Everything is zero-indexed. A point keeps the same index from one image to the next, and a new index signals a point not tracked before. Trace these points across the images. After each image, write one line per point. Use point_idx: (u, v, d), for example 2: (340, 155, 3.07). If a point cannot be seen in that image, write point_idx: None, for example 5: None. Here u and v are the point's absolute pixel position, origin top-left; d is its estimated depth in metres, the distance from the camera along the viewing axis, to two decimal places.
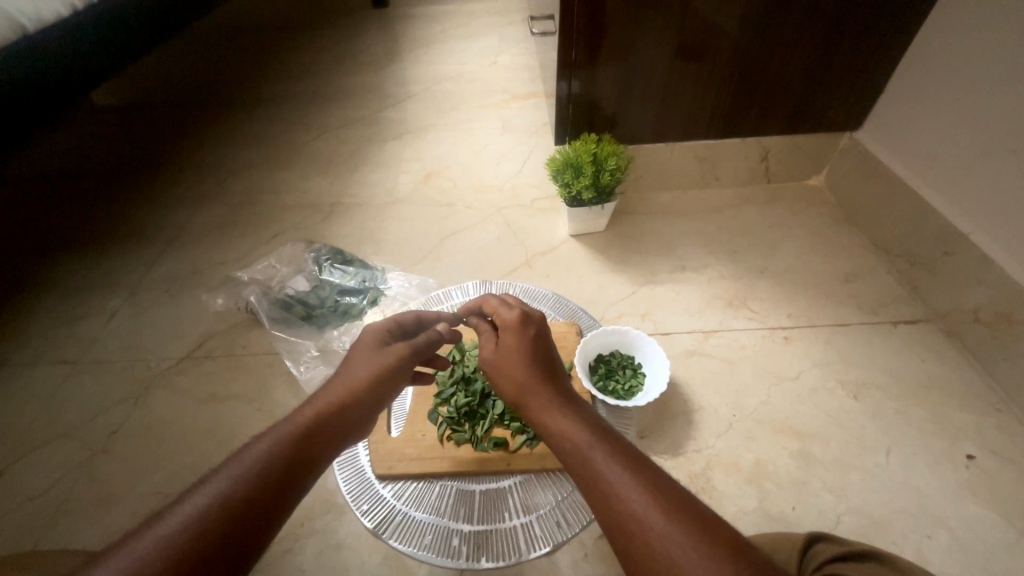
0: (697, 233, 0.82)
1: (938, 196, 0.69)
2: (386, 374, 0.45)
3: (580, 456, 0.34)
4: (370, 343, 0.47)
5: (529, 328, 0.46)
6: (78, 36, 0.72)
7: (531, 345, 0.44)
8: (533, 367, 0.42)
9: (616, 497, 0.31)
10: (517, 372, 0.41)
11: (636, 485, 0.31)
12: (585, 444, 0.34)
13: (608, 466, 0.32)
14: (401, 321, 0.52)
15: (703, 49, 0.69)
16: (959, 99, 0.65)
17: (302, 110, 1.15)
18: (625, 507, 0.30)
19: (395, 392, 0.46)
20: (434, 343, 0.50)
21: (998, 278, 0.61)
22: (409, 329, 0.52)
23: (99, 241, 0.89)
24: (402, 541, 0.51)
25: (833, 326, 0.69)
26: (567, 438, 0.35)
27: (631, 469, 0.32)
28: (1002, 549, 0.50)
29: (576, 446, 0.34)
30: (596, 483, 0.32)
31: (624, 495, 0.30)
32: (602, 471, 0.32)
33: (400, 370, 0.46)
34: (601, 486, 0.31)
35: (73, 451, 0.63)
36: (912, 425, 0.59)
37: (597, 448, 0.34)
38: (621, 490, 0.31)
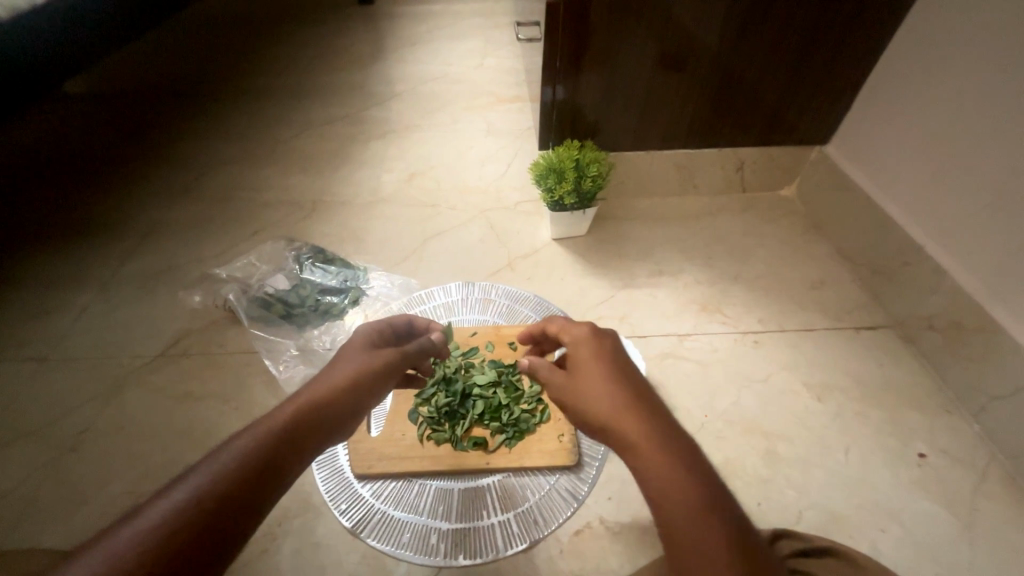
0: (673, 239, 0.85)
1: (900, 209, 0.72)
2: (371, 374, 0.45)
3: (668, 492, 0.31)
4: (356, 344, 0.48)
5: (606, 339, 0.43)
6: (53, 25, 0.71)
7: (613, 357, 0.41)
8: (616, 380, 0.39)
9: (706, 554, 0.29)
10: (600, 384, 0.39)
11: (730, 546, 0.29)
12: (677, 480, 0.32)
13: (704, 514, 0.30)
14: (392, 323, 0.53)
15: (683, 60, 0.71)
16: (920, 117, 0.68)
17: (285, 106, 1.14)
18: (715, 564, 0.28)
19: (384, 391, 0.46)
20: (423, 349, 0.52)
21: (951, 288, 0.64)
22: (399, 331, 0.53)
23: (70, 235, 0.87)
24: (380, 540, 0.52)
25: (800, 331, 0.71)
26: (655, 465, 0.33)
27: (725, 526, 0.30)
28: (947, 542, 0.53)
29: (661, 478, 0.32)
30: (682, 532, 0.30)
31: (718, 554, 0.28)
32: (691, 518, 0.30)
33: (387, 371, 0.46)
34: (689, 533, 0.30)
35: (41, 449, 0.61)
36: (871, 426, 0.62)
37: (687, 486, 0.31)
38: (712, 549, 0.29)
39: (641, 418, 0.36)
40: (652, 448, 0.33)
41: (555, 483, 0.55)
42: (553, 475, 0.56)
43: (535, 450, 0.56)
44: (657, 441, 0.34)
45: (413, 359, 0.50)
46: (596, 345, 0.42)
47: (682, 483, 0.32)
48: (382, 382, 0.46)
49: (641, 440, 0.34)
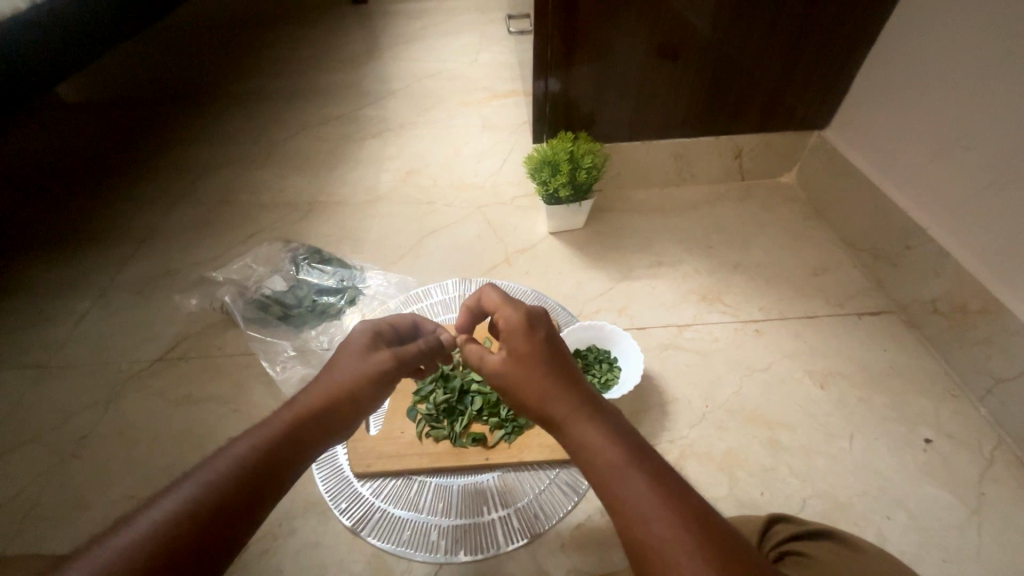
0: (672, 229, 0.84)
1: (901, 192, 0.71)
2: (372, 379, 0.44)
3: (611, 486, 0.31)
4: (354, 346, 0.46)
5: (533, 326, 0.41)
6: (44, 30, 0.71)
7: (547, 348, 0.39)
8: (552, 371, 0.37)
9: (657, 544, 0.28)
10: (533, 379, 0.37)
11: (677, 529, 0.28)
12: (619, 470, 0.31)
13: (646, 502, 0.30)
14: (395, 323, 0.51)
15: (677, 48, 0.70)
16: (919, 97, 0.67)
17: (280, 107, 1.13)
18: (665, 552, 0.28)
19: (386, 395, 0.45)
20: (431, 350, 0.50)
21: (954, 269, 0.63)
22: (406, 333, 0.52)
23: (68, 241, 0.87)
24: (380, 537, 0.52)
25: (802, 319, 0.71)
26: (599, 460, 0.32)
27: (675, 507, 0.29)
28: (954, 527, 0.52)
29: (606, 472, 0.31)
30: (630, 523, 0.29)
31: (667, 543, 0.28)
32: (635, 508, 0.30)
33: (390, 375, 0.45)
34: (639, 524, 0.29)
35: (41, 456, 0.61)
36: (875, 412, 0.61)
37: (633, 474, 0.31)
38: (661, 537, 0.28)
39: (582, 411, 0.35)
40: (594, 440, 0.33)
41: (556, 477, 0.55)
42: (553, 469, 0.56)
43: (534, 445, 0.56)
44: (597, 435, 0.33)
45: (418, 360, 0.48)
46: (526, 336, 0.40)
47: (627, 472, 0.31)
48: (385, 383, 0.45)
49: (581, 433, 0.34)
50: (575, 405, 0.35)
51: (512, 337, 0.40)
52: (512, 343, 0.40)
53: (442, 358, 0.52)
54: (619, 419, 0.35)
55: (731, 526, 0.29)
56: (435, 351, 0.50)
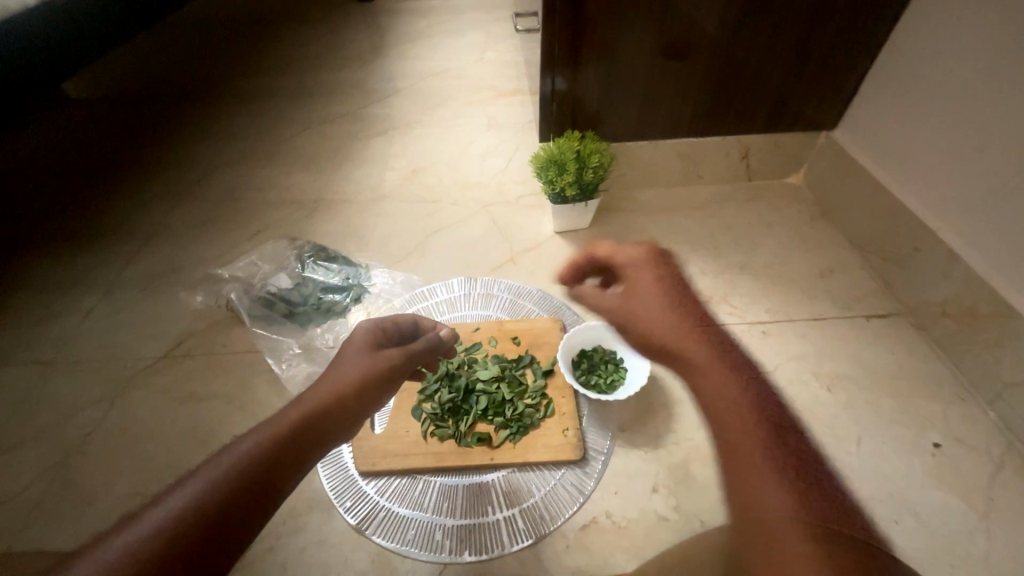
0: (678, 230, 0.83)
1: (910, 194, 0.70)
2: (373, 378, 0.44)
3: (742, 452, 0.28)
4: (358, 346, 0.47)
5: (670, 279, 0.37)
6: (50, 25, 0.71)
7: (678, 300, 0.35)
8: (683, 322, 0.34)
9: (782, 523, 0.25)
10: (665, 324, 0.33)
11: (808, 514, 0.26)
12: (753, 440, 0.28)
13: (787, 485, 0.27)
14: (397, 322, 0.52)
15: (686, 47, 0.70)
16: (929, 98, 0.66)
17: (285, 105, 1.13)
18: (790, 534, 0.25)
19: (391, 391, 0.46)
20: (431, 348, 0.52)
21: (964, 273, 0.63)
22: (405, 331, 0.53)
23: (74, 238, 0.87)
24: (385, 536, 0.52)
25: (809, 321, 0.70)
26: (731, 424, 0.29)
27: (807, 492, 0.27)
28: (963, 532, 0.52)
29: (737, 435, 0.29)
30: (757, 494, 0.26)
31: (795, 524, 0.25)
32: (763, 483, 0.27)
33: (392, 372, 0.46)
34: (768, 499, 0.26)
35: (47, 452, 0.62)
36: (883, 415, 0.61)
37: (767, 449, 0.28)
38: (790, 519, 0.25)
39: (716, 367, 0.31)
40: (729, 402, 0.30)
41: (560, 478, 0.55)
42: (558, 470, 0.56)
43: (539, 445, 0.56)
44: (731, 397, 0.30)
45: (418, 358, 0.50)
46: (655, 283, 0.36)
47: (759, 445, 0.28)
48: (385, 381, 0.45)
49: (714, 389, 0.30)
50: (707, 360, 0.32)
51: (640, 280, 0.36)
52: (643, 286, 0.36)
53: (439, 351, 0.55)
54: (752, 387, 0.32)
55: (856, 526, 0.27)
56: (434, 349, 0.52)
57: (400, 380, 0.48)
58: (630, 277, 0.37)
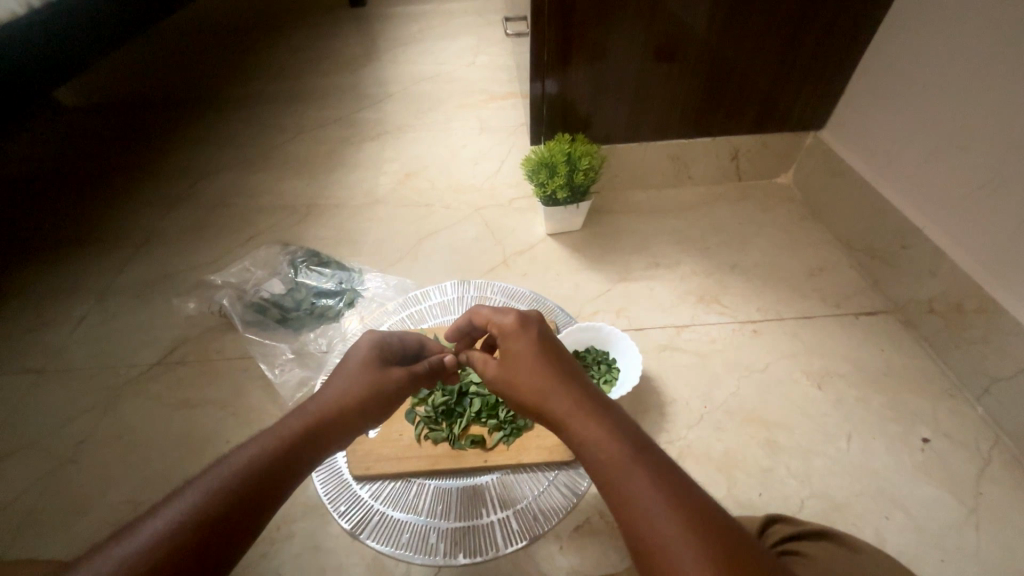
0: (670, 230, 0.84)
1: (896, 193, 0.71)
2: (376, 394, 0.44)
3: (617, 484, 0.31)
4: (361, 359, 0.47)
5: (540, 327, 0.42)
6: (41, 34, 0.71)
7: (548, 349, 0.40)
8: (550, 371, 0.38)
9: (661, 541, 0.28)
10: (532, 377, 0.38)
11: (681, 527, 0.28)
12: (624, 468, 0.31)
13: (650, 498, 0.30)
14: (403, 340, 0.52)
15: (674, 49, 0.70)
16: (913, 98, 0.67)
17: (278, 110, 1.13)
18: (669, 548, 0.28)
19: (388, 411, 0.46)
20: (433, 371, 0.51)
21: (950, 269, 0.64)
22: (413, 349, 0.53)
23: (65, 245, 0.86)
24: (378, 540, 0.51)
25: (799, 319, 0.71)
26: (605, 455, 0.32)
27: (679, 503, 0.29)
28: (953, 526, 0.52)
29: (603, 457, 0.32)
30: (633, 517, 0.30)
31: (661, 528, 0.28)
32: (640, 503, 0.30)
33: (395, 393, 0.46)
34: (644, 520, 0.29)
35: (39, 461, 0.61)
36: (873, 411, 0.61)
37: (637, 471, 0.31)
38: (664, 532, 0.28)
39: (582, 409, 0.35)
40: (601, 436, 0.33)
41: (554, 479, 0.55)
42: (552, 470, 0.56)
43: (532, 447, 0.56)
44: (599, 432, 0.33)
45: (425, 379, 0.49)
46: (523, 336, 0.41)
47: (631, 469, 0.31)
48: (390, 400, 0.45)
49: (576, 421, 0.34)
50: (575, 403, 0.35)
51: (510, 339, 0.42)
52: (510, 344, 0.41)
53: (446, 378, 0.53)
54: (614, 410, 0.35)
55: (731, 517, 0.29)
56: (437, 372, 0.51)
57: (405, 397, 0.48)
58: (505, 339, 0.42)
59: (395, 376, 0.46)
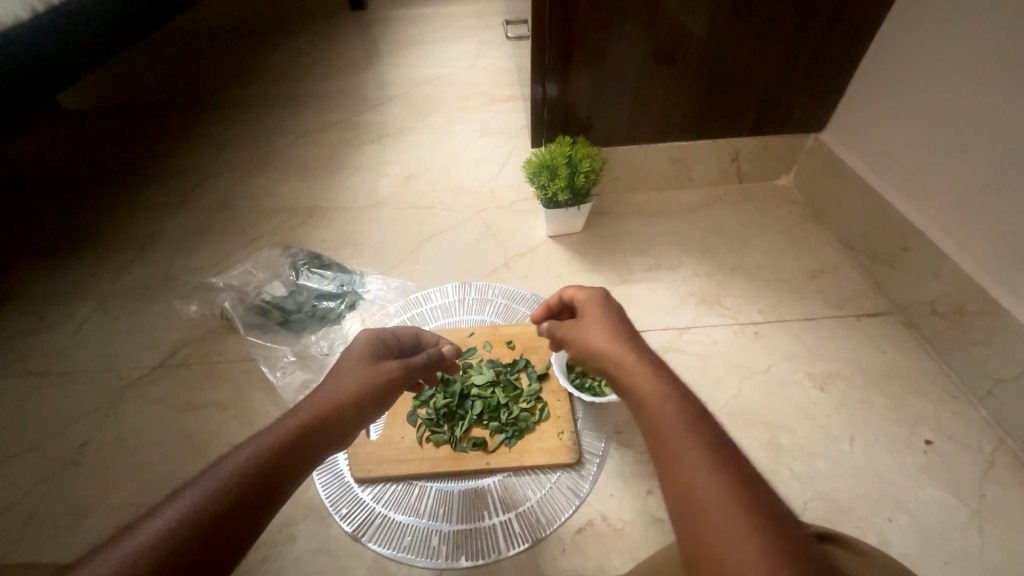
0: (671, 232, 0.84)
1: (897, 195, 0.71)
2: (372, 389, 0.44)
3: (666, 439, 0.31)
4: (356, 358, 0.47)
5: (616, 306, 0.44)
6: (43, 37, 0.71)
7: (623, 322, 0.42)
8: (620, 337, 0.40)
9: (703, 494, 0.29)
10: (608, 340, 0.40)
11: (726, 487, 0.29)
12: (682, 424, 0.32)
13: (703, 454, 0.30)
14: (397, 335, 0.52)
15: (674, 52, 0.70)
16: (915, 100, 0.67)
17: (279, 113, 1.14)
18: (709, 503, 0.28)
19: (386, 406, 0.45)
20: (431, 363, 0.51)
21: (952, 271, 0.64)
22: (408, 344, 0.53)
23: (67, 248, 0.87)
24: (381, 543, 0.52)
25: (801, 321, 0.71)
26: (659, 412, 0.33)
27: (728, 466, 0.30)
28: (957, 529, 0.52)
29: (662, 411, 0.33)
30: (677, 470, 0.30)
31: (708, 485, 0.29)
32: (686, 459, 0.30)
33: (390, 385, 0.46)
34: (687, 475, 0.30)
35: (40, 464, 0.61)
36: (876, 413, 0.61)
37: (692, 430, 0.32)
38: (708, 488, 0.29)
39: (645, 370, 0.36)
40: (660, 395, 0.34)
41: (557, 481, 0.55)
42: (554, 473, 0.56)
43: (534, 449, 0.56)
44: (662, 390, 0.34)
45: (420, 371, 0.50)
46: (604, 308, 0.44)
47: (683, 429, 0.32)
48: (387, 394, 0.45)
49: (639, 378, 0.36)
50: (641, 365, 0.37)
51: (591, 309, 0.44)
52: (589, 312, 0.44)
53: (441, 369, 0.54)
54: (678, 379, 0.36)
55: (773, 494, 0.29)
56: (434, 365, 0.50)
57: (402, 391, 0.48)
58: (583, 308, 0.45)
59: (389, 370, 0.46)
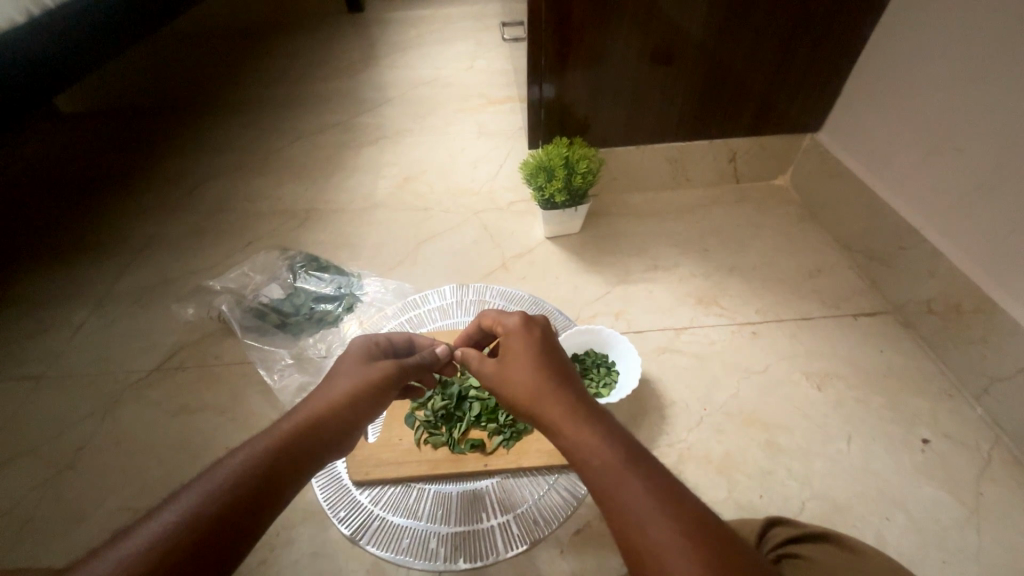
0: (668, 232, 0.84)
1: (894, 194, 0.72)
2: (370, 389, 0.44)
3: (611, 495, 0.31)
4: (353, 360, 0.47)
5: (533, 333, 0.42)
6: (40, 40, 0.71)
7: (546, 352, 0.40)
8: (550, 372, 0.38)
9: (653, 544, 0.28)
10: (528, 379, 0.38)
11: (673, 540, 0.28)
12: (617, 471, 0.31)
13: (642, 500, 0.30)
14: (391, 338, 0.52)
15: (670, 52, 0.71)
16: (911, 100, 0.67)
17: (276, 115, 1.13)
18: (662, 558, 0.28)
19: (384, 406, 0.45)
20: (425, 363, 0.50)
21: (948, 270, 0.64)
22: (403, 347, 0.53)
23: (65, 252, 0.86)
24: (379, 545, 0.51)
25: (798, 320, 0.71)
26: (597, 463, 0.32)
27: (669, 507, 0.30)
28: (954, 528, 0.52)
29: (598, 459, 0.32)
30: (624, 524, 0.30)
31: (654, 535, 0.28)
32: (633, 516, 0.29)
33: (387, 385, 0.46)
34: (636, 530, 0.29)
35: (36, 468, 0.61)
36: (873, 412, 0.61)
37: (631, 475, 0.31)
38: (654, 539, 0.28)
39: (576, 415, 0.35)
40: (593, 444, 0.33)
41: (554, 483, 0.55)
42: (552, 474, 0.56)
43: (532, 450, 0.56)
44: (593, 435, 0.33)
45: (416, 372, 0.49)
46: (523, 338, 0.41)
47: (626, 479, 0.31)
48: (385, 393, 0.45)
49: (570, 423, 0.34)
50: (572, 409, 0.35)
51: (510, 343, 0.41)
52: (507, 347, 0.42)
53: (438, 368, 0.52)
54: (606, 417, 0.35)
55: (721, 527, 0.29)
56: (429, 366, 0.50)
57: (399, 392, 0.48)
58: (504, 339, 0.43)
59: (384, 368, 0.46)
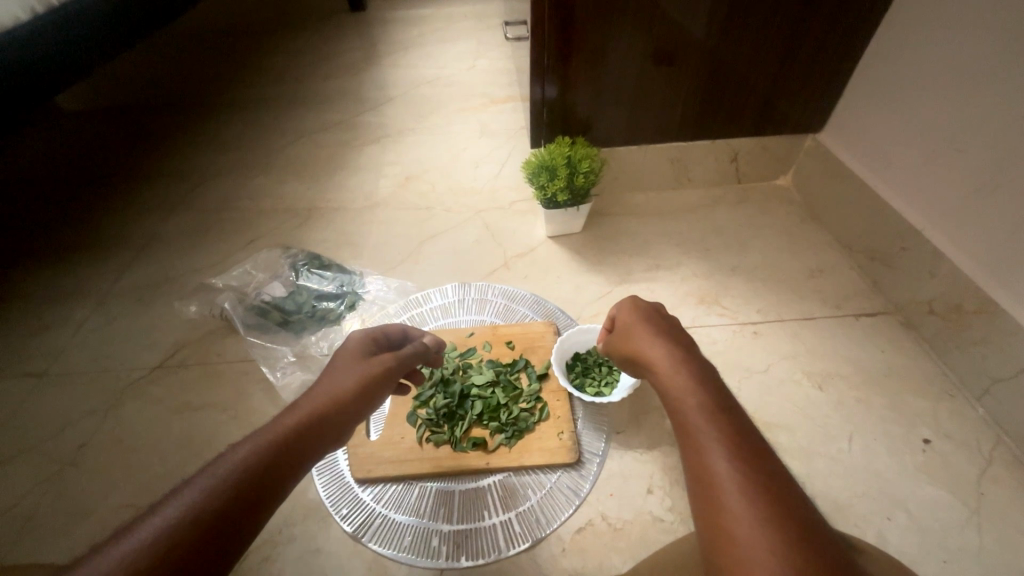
0: (670, 232, 0.84)
1: (896, 195, 0.72)
2: (368, 384, 0.44)
3: (691, 428, 0.34)
4: (348, 356, 0.47)
5: (658, 313, 0.47)
6: (42, 39, 0.71)
7: (660, 325, 0.45)
8: (659, 338, 0.42)
9: (719, 473, 0.31)
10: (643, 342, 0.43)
11: (741, 474, 0.31)
12: (704, 411, 0.34)
13: (720, 438, 0.33)
14: (386, 331, 0.52)
15: (673, 52, 0.71)
16: (913, 100, 0.67)
17: (278, 114, 1.13)
18: (724, 483, 0.30)
19: (380, 401, 0.46)
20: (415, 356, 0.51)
21: (949, 271, 0.64)
22: (395, 340, 0.53)
23: (67, 249, 0.87)
24: (381, 543, 0.52)
25: (800, 320, 0.71)
26: (684, 404, 0.36)
27: (743, 450, 0.32)
28: (955, 527, 0.52)
29: (686, 402, 0.36)
30: (697, 452, 0.33)
31: (724, 467, 0.31)
32: (707, 448, 0.32)
33: (383, 379, 0.46)
34: (705, 459, 0.32)
35: (39, 465, 0.61)
36: (874, 412, 0.61)
37: (714, 418, 0.34)
38: (722, 470, 0.31)
39: (676, 366, 0.39)
40: (685, 388, 0.37)
41: (557, 482, 0.55)
42: (555, 473, 0.56)
43: (533, 449, 0.56)
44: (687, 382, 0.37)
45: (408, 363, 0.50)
46: (644, 313, 0.46)
47: (709, 421, 0.34)
48: (379, 385, 0.45)
49: (669, 373, 0.39)
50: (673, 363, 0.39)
51: (631, 316, 0.47)
52: (628, 319, 0.47)
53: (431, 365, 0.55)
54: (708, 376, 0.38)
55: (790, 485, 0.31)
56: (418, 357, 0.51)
57: (393, 383, 0.48)
58: (625, 315, 0.48)
59: (382, 364, 0.46)
